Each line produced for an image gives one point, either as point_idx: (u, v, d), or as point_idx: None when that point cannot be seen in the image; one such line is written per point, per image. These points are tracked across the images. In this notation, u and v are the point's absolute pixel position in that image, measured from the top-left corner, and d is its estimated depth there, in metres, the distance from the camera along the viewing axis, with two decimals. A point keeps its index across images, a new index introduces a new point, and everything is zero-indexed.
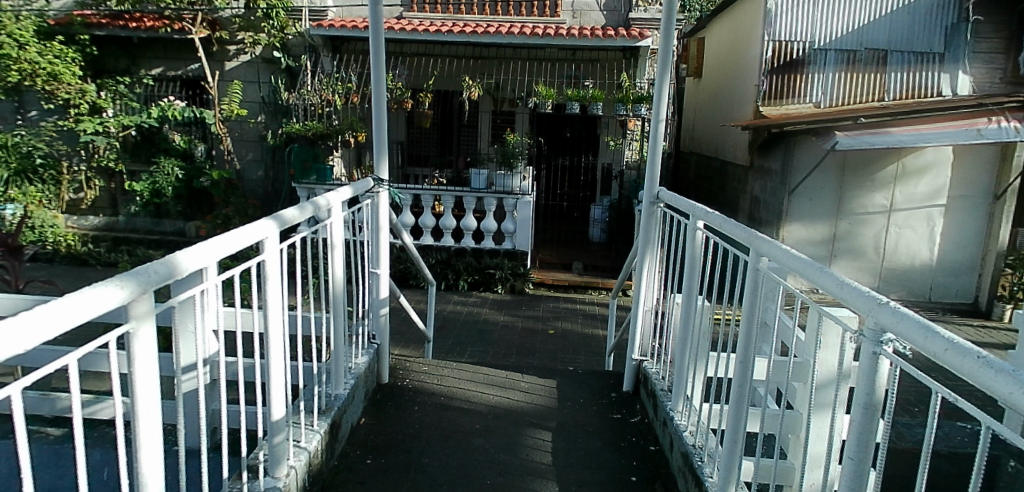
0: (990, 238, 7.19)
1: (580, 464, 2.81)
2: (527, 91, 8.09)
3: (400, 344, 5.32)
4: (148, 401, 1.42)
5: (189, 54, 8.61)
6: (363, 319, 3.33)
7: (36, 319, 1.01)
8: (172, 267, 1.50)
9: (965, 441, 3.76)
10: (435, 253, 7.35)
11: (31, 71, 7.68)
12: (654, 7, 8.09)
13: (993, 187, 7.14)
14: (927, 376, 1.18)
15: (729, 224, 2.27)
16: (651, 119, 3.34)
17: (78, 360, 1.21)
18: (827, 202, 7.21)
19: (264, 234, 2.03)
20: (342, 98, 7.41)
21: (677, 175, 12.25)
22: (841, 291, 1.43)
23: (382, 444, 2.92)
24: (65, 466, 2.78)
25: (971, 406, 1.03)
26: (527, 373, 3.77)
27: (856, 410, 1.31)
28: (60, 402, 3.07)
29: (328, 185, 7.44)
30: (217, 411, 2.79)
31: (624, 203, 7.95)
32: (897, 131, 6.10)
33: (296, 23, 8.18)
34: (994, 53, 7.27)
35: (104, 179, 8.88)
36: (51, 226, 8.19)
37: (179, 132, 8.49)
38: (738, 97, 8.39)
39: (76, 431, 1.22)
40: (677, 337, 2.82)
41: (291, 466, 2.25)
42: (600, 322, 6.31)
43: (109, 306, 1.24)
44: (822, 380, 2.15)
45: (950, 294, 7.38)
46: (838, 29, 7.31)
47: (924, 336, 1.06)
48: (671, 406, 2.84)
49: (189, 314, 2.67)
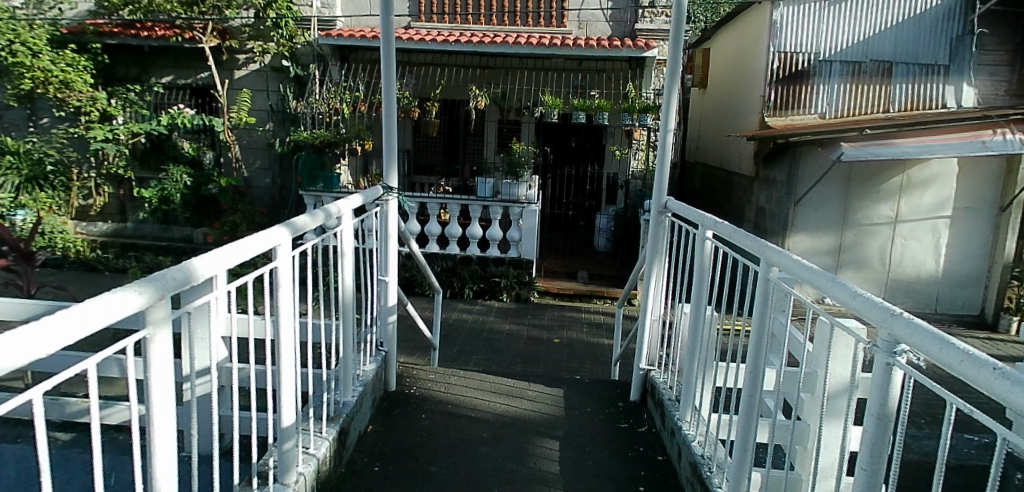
0: (996, 250, 7.18)
1: (589, 473, 2.82)
2: (533, 100, 8.24)
3: (406, 352, 5.34)
4: (163, 407, 1.43)
5: (199, 63, 8.68)
6: (372, 327, 3.35)
7: (58, 323, 1.04)
8: (188, 273, 1.52)
9: (972, 454, 3.75)
10: (440, 261, 7.36)
11: (44, 79, 7.79)
12: (660, 18, 8.31)
13: (998, 199, 7.14)
14: (941, 387, 1.19)
15: (739, 233, 2.27)
16: (660, 129, 3.36)
17: (97, 365, 1.23)
18: (833, 213, 7.21)
19: (277, 242, 2.04)
20: (350, 106, 7.49)
21: (683, 184, 12.32)
22: (854, 301, 1.44)
23: (389, 451, 2.93)
24: (75, 470, 2.80)
25: (986, 418, 1.04)
26: (534, 382, 3.78)
27: (869, 421, 1.32)
28: (71, 406, 3.06)
29: (335, 193, 7.47)
30: (227, 416, 2.81)
31: (630, 212, 7.95)
32: (903, 142, 6.10)
33: (305, 33, 8.35)
34: (999, 65, 7.30)
35: (113, 186, 8.96)
36: (61, 232, 8.34)
37: (188, 139, 8.55)
38: (743, 108, 8.41)
39: (93, 435, 1.23)
40: (686, 347, 2.82)
41: (299, 473, 2.26)
42: (606, 332, 6.31)
43: (128, 311, 1.26)
44: (833, 391, 2.15)
45: (956, 306, 7.37)
46: (844, 40, 7.35)
47: (940, 348, 1.07)
48: (679, 416, 2.83)
49: (203, 320, 2.70)
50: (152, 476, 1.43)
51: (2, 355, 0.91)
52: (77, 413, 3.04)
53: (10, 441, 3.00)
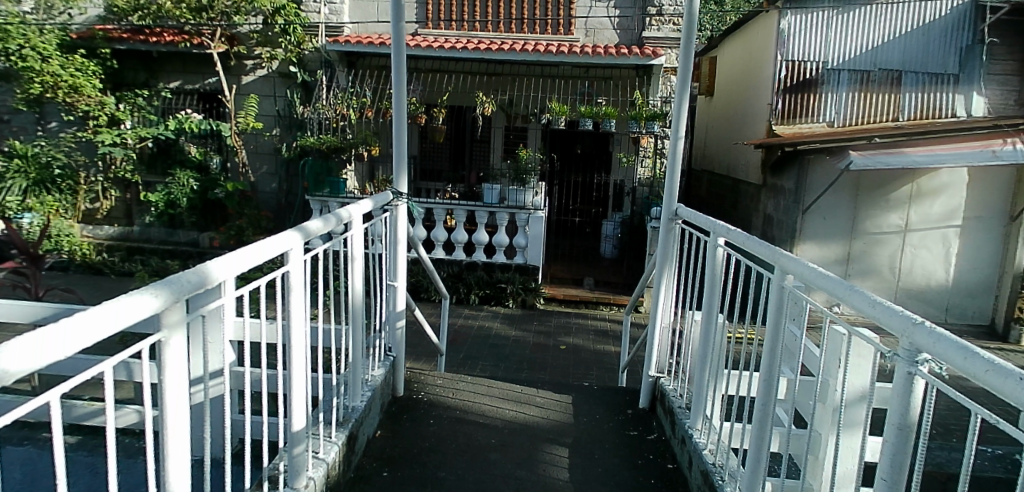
0: (1007, 259, 7.14)
1: (597, 480, 2.80)
2: (539, 107, 8.18)
3: (412, 357, 5.35)
4: (176, 410, 1.42)
5: (207, 69, 8.77)
6: (380, 332, 3.33)
7: (75, 325, 1.04)
8: (203, 276, 1.51)
9: (988, 465, 3.70)
10: (446, 267, 7.35)
11: (53, 83, 7.81)
12: (666, 26, 8.26)
13: (1008, 208, 7.11)
14: (964, 397, 1.17)
15: (752, 240, 2.26)
16: (671, 136, 3.35)
17: (112, 368, 1.22)
18: (841, 221, 7.20)
19: (289, 246, 2.03)
20: (357, 112, 7.52)
21: (688, 191, 12.33)
22: (873, 310, 1.42)
23: (397, 457, 2.91)
24: (82, 474, 2.78)
25: (1013, 429, 1.02)
26: (542, 388, 3.77)
27: (890, 431, 1.30)
28: (77, 409, 3.04)
29: (342, 198, 7.44)
30: (238, 419, 2.81)
31: (636, 220, 7.78)
32: (912, 151, 6.11)
33: (313, 39, 8.38)
34: (1008, 74, 7.26)
35: (120, 190, 9.04)
36: (68, 235, 8.40)
37: (196, 144, 8.61)
38: (753, 116, 8.36)
39: (107, 439, 1.22)
40: (697, 356, 2.81)
41: (309, 477, 2.25)
42: (612, 339, 6.29)
43: (144, 314, 1.25)
44: (849, 401, 2.12)
45: (965, 316, 7.35)
46: (851, 50, 7.37)
47: (964, 357, 1.05)
48: (689, 424, 2.82)
49: (215, 323, 2.71)
50: (166, 479, 1.41)
51: (10, 358, 0.89)
52: (84, 416, 3.02)
53: (18, 443, 2.98)
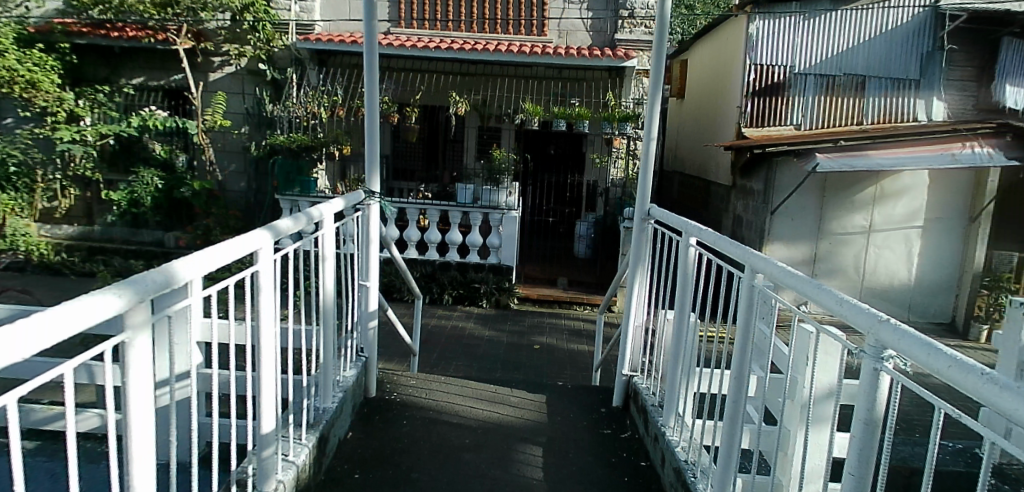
0: (966, 258, 7.38)
1: (571, 478, 2.81)
2: (513, 108, 8.17)
3: (384, 358, 5.29)
4: (140, 413, 1.37)
5: (172, 65, 8.51)
6: (352, 332, 3.29)
7: (34, 325, 1.00)
8: (168, 276, 1.47)
9: (949, 459, 3.82)
10: (419, 267, 7.27)
11: (8, 78, 7.48)
12: (639, 29, 8.41)
13: (967, 209, 7.36)
14: (927, 392, 1.20)
15: (724, 241, 2.29)
16: (644, 137, 3.38)
17: (73, 370, 1.17)
18: (808, 222, 7.36)
19: (258, 245, 1.99)
20: (328, 111, 7.42)
21: (660, 192, 12.47)
22: (840, 308, 1.45)
23: (370, 459, 2.87)
24: (38, 481, 2.67)
25: (973, 422, 1.05)
26: (516, 388, 3.76)
27: (857, 425, 1.33)
28: (37, 413, 2.95)
29: (311, 197, 7.37)
30: (204, 422, 2.75)
31: (608, 221, 7.96)
32: (875, 154, 6.28)
33: (283, 36, 8.25)
34: (965, 81, 7.52)
35: (80, 188, 8.70)
36: (24, 234, 8.08)
37: (160, 141, 8.36)
38: (723, 118, 8.50)
39: (68, 443, 1.17)
40: (669, 354, 2.84)
41: (279, 481, 2.20)
42: (585, 338, 6.32)
43: (108, 314, 1.21)
44: (817, 397, 2.17)
45: (927, 314, 7.59)
46: (818, 55, 7.54)
47: (927, 352, 1.08)
48: (662, 421, 2.84)
49: (181, 324, 2.65)
50: (129, 484, 1.37)
51: None
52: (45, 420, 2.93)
53: None
